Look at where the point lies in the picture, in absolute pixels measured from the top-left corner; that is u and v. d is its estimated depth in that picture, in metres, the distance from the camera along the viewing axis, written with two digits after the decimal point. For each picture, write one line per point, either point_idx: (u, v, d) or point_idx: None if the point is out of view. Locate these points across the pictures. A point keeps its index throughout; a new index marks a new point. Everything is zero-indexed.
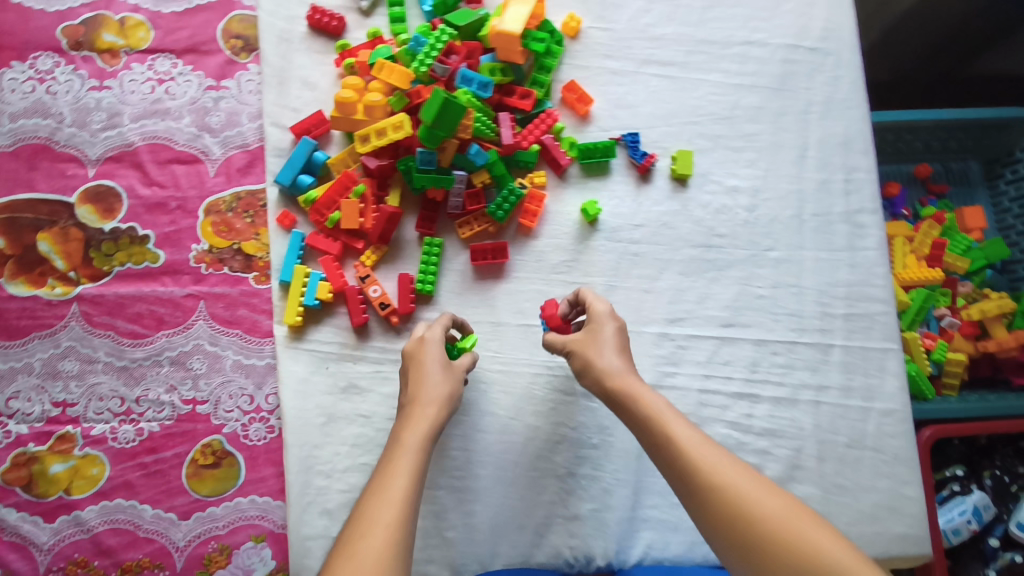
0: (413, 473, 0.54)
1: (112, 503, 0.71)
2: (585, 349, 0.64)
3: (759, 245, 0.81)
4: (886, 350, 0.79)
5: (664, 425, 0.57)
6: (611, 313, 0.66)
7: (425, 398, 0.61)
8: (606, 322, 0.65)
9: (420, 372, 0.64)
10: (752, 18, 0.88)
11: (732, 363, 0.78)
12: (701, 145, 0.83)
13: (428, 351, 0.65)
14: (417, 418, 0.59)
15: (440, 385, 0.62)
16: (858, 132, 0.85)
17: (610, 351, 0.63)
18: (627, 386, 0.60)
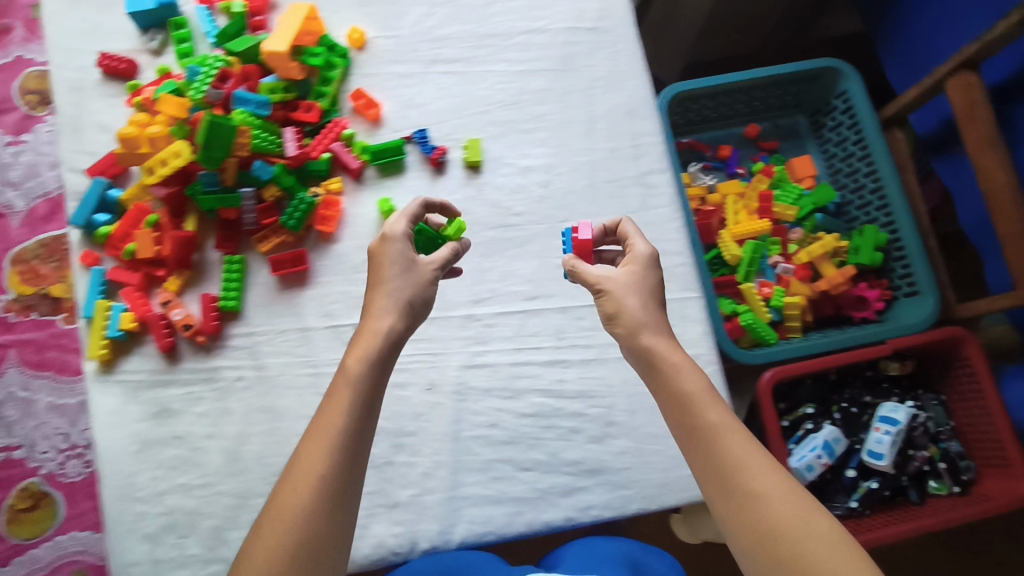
0: (353, 404, 0.57)
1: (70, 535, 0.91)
2: (621, 298, 0.60)
3: (555, 218, 0.83)
4: (684, 299, 0.82)
5: (700, 408, 0.56)
6: (651, 259, 0.64)
7: (381, 308, 0.61)
8: (647, 271, 0.63)
9: (379, 279, 0.63)
10: (532, 8, 0.90)
11: (540, 333, 0.80)
12: (491, 133, 0.85)
13: (390, 251, 0.63)
14: (369, 332, 0.60)
15: (387, 298, 0.62)
16: (642, 99, 0.88)
17: (650, 306, 0.61)
18: (668, 358, 0.58)
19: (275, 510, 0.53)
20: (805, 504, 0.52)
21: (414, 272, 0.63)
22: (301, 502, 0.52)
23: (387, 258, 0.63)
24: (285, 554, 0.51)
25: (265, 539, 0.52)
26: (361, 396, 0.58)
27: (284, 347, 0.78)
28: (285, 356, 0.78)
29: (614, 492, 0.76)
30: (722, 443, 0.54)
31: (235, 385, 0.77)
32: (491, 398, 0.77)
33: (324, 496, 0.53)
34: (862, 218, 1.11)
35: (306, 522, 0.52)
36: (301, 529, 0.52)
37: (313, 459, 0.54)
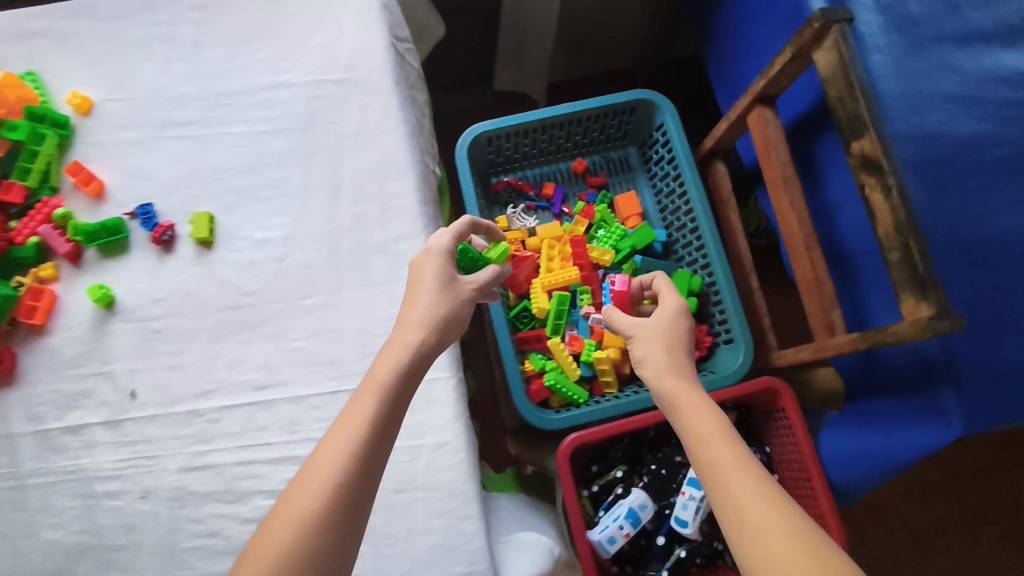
0: (378, 416, 0.58)
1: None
2: (644, 341, 0.70)
3: (293, 294, 0.76)
4: (433, 380, 0.74)
5: (711, 443, 0.58)
6: (682, 310, 0.73)
7: (414, 322, 0.64)
8: (676, 317, 0.71)
9: (417, 297, 0.66)
10: (278, 59, 0.82)
11: (271, 427, 0.73)
12: (226, 203, 0.78)
13: (429, 266, 0.68)
14: (397, 346, 0.62)
15: (426, 316, 0.65)
16: (395, 156, 0.80)
17: (675, 346, 0.68)
18: (684, 394, 0.63)
19: (286, 508, 0.53)
20: (815, 535, 0.50)
21: (452, 288, 0.67)
22: (313, 501, 0.53)
23: (425, 274, 0.67)
24: (294, 551, 0.51)
25: (269, 536, 0.52)
26: (390, 424, 0.59)
27: None
28: None
29: None
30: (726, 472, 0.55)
31: None
32: (213, 502, 0.70)
33: (343, 497, 0.53)
34: (686, 257, 1.05)
35: (315, 521, 0.52)
36: (309, 527, 0.52)
37: (325, 465, 0.54)
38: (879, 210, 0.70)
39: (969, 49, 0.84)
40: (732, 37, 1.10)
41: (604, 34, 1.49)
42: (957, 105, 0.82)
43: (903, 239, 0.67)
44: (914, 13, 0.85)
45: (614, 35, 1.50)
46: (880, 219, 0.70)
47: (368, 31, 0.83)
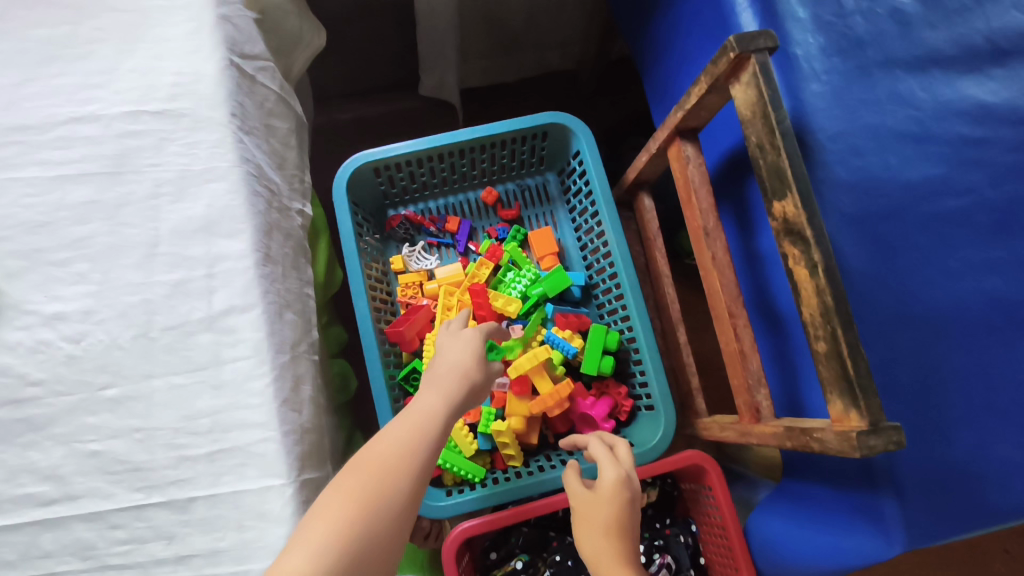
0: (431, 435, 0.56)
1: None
2: (598, 534, 0.62)
3: (92, 384, 0.62)
4: (265, 490, 0.60)
5: None
6: (625, 475, 0.66)
7: (458, 369, 0.62)
8: (620, 492, 0.64)
9: (455, 350, 0.65)
10: (84, 86, 0.69)
11: (59, 553, 0.59)
12: (11, 268, 0.64)
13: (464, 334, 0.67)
14: (445, 383, 0.61)
15: (475, 359, 0.64)
16: (226, 208, 0.67)
17: (623, 535, 0.62)
18: None
19: (348, 485, 0.50)
20: None
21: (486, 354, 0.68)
22: (380, 483, 0.50)
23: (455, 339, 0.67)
24: (353, 534, 0.47)
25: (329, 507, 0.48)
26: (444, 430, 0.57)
27: None
28: None
29: None
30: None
31: None
32: None
33: (405, 489, 0.51)
34: (607, 304, 0.92)
35: (378, 500, 0.49)
36: (370, 511, 0.48)
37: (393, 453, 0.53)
38: (804, 289, 0.58)
39: (923, 76, 0.70)
40: (663, 42, 0.93)
41: (537, 30, 1.31)
42: (907, 144, 0.69)
43: (829, 327, 0.55)
44: (860, 32, 0.71)
45: (547, 30, 1.32)
46: (805, 299, 0.58)
47: (199, 51, 0.71)
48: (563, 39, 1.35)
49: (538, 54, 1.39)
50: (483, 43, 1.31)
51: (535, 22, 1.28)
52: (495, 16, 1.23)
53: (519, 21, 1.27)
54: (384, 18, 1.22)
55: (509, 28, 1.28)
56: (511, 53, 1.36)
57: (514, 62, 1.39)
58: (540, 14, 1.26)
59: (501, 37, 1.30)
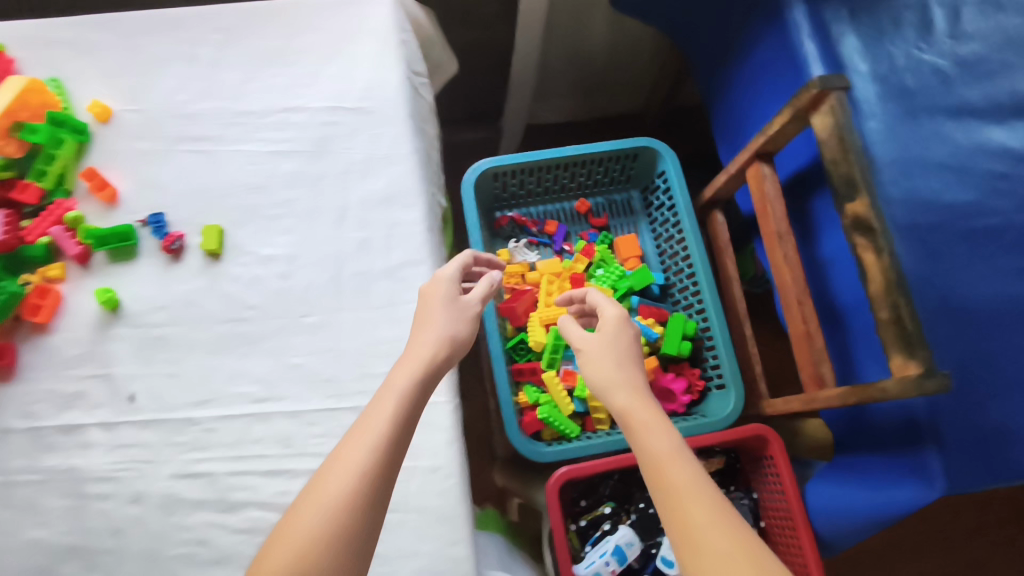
0: (398, 420, 0.57)
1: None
2: (608, 363, 0.66)
3: (296, 311, 0.78)
4: (431, 405, 0.77)
5: (653, 437, 0.59)
6: (624, 318, 0.73)
7: (430, 339, 0.65)
8: (621, 331, 0.70)
9: (428, 317, 0.68)
10: (294, 86, 0.86)
11: (265, 440, 0.74)
12: (235, 218, 0.81)
13: (438, 290, 0.71)
14: (414, 355, 0.63)
15: (447, 324, 0.67)
16: (404, 185, 0.84)
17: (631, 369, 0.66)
18: (668, 454, 0.57)
19: (311, 502, 0.51)
20: (728, 519, 0.52)
21: (455, 308, 0.70)
22: (338, 495, 0.52)
23: (434, 298, 0.70)
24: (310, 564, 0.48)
25: (292, 528, 0.50)
26: (410, 407, 0.59)
27: None
28: None
29: None
30: (729, 540, 0.50)
31: None
32: (203, 511, 0.71)
33: (367, 494, 0.52)
34: (683, 301, 1.08)
35: (336, 526, 0.50)
36: (329, 525, 0.50)
37: (353, 458, 0.54)
38: (871, 270, 0.73)
39: (961, 121, 0.87)
40: (738, 87, 1.11)
41: (613, 74, 1.51)
42: (948, 174, 0.85)
43: (892, 299, 0.70)
44: (908, 84, 0.89)
45: (623, 75, 1.52)
46: (871, 278, 0.73)
47: (386, 65, 0.89)
48: (633, 87, 1.56)
49: (610, 100, 1.60)
50: (566, 83, 1.52)
51: (610, 72, 1.50)
52: (579, 60, 1.45)
53: (597, 70, 1.49)
54: (487, 54, 1.43)
55: (590, 71, 1.49)
56: (588, 95, 1.57)
57: (588, 106, 1.61)
58: (618, 61, 1.47)
59: (579, 82, 1.52)
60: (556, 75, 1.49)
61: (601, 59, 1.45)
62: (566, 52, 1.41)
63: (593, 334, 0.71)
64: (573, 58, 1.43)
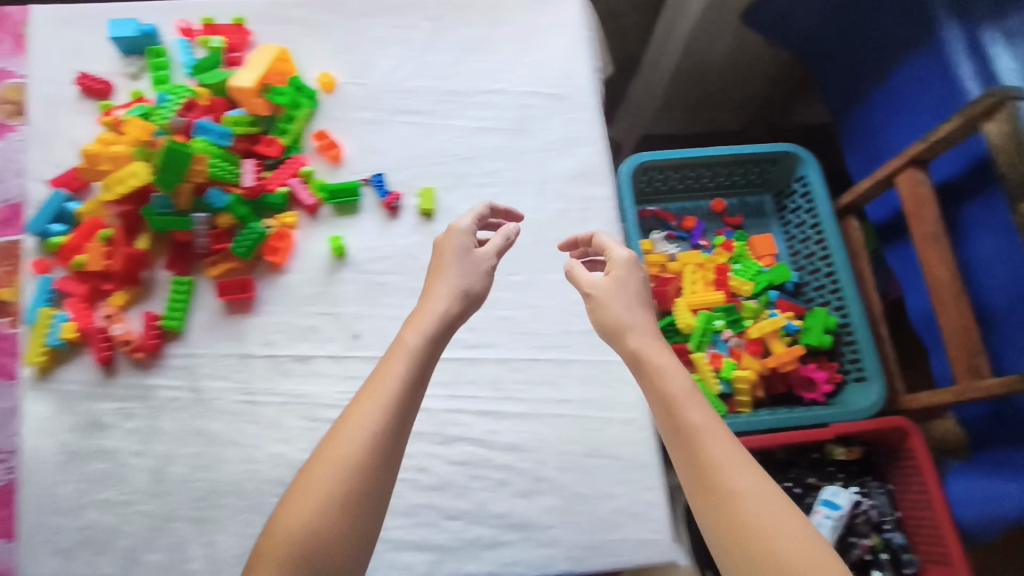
0: (406, 380, 0.59)
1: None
2: (618, 312, 0.65)
3: (503, 270, 0.86)
4: (623, 362, 0.84)
5: (671, 388, 0.60)
6: (634, 260, 0.70)
7: (440, 295, 0.65)
8: (632, 275, 0.69)
9: (442, 269, 0.67)
10: (495, 70, 0.94)
11: (476, 382, 0.82)
12: (447, 183, 0.89)
13: (452, 243, 0.69)
14: (426, 312, 0.63)
15: (459, 277, 0.66)
16: (595, 164, 0.92)
17: (643, 319, 0.65)
18: (684, 406, 0.58)
19: (325, 465, 0.54)
20: (745, 471, 0.55)
21: (470, 260, 0.68)
22: (347, 461, 0.54)
23: (449, 247, 0.69)
24: (322, 522, 0.52)
25: (312, 486, 0.54)
26: (423, 365, 0.60)
27: (223, 371, 0.80)
28: (224, 380, 0.79)
29: (539, 550, 0.76)
30: (735, 486, 0.54)
31: (169, 404, 0.78)
32: (422, 441, 0.79)
33: (376, 457, 0.55)
34: (819, 299, 1.13)
35: (346, 489, 0.53)
36: (336, 489, 0.53)
37: (360, 420, 0.56)
38: None
39: None
40: (873, 104, 1.19)
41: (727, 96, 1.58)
42: None
43: None
44: None
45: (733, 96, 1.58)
46: None
47: (578, 57, 0.96)
48: (741, 109, 1.63)
49: (713, 118, 1.65)
50: (686, 96, 1.56)
51: (728, 91, 1.56)
52: (700, 83, 1.50)
53: (719, 87, 1.54)
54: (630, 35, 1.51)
55: (706, 89, 1.54)
56: (698, 110, 1.62)
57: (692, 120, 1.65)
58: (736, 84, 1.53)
59: (697, 97, 1.57)
60: (680, 89, 1.52)
61: (726, 77, 1.51)
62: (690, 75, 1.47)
63: (603, 279, 0.69)
64: (703, 74, 1.48)
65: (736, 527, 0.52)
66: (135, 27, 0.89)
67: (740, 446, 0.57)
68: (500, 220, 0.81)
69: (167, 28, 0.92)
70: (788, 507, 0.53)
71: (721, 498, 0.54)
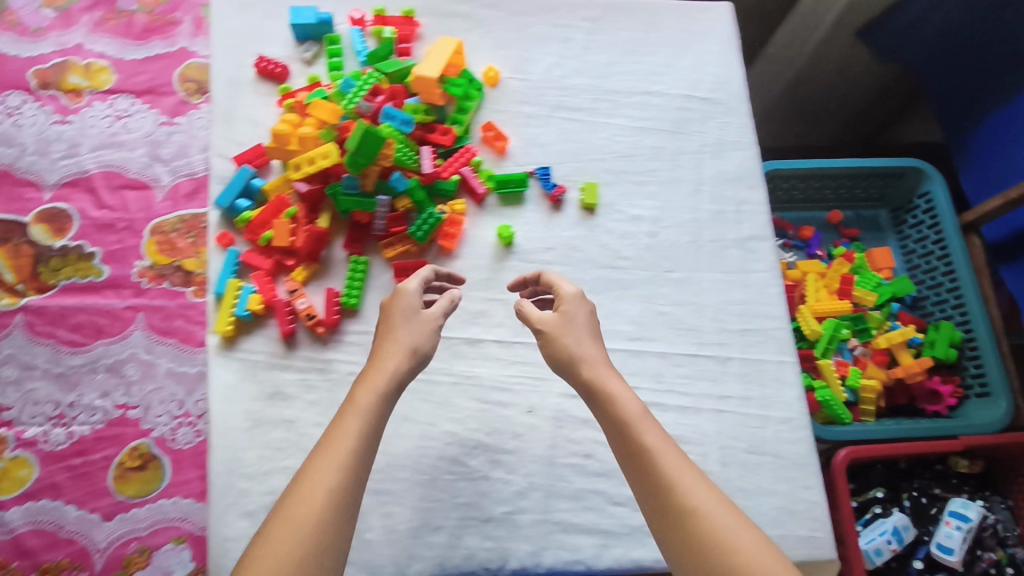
0: (360, 436, 0.56)
1: (38, 503, 0.73)
2: (569, 344, 0.66)
3: (661, 267, 0.88)
4: (781, 363, 0.85)
5: (635, 427, 0.59)
6: (582, 294, 0.70)
7: (392, 352, 0.63)
8: (578, 308, 0.68)
9: (392, 322, 0.65)
10: (652, 73, 0.98)
11: (639, 373, 0.84)
12: (606, 179, 0.91)
13: (402, 302, 0.67)
14: (377, 371, 0.61)
15: (410, 335, 0.64)
16: (749, 168, 0.94)
17: (597, 355, 0.65)
18: (646, 444, 0.58)
19: (282, 525, 0.50)
20: (718, 506, 0.54)
21: (419, 320, 0.66)
22: (309, 522, 0.50)
23: (398, 302, 0.67)
24: None
25: (270, 546, 0.49)
26: (378, 421, 0.58)
27: None
28: None
29: None
30: (695, 505, 0.54)
31: (346, 378, 0.80)
32: (588, 429, 0.81)
33: (334, 521, 0.51)
34: (939, 313, 1.14)
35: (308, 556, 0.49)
36: (302, 552, 0.49)
37: (321, 472, 0.53)
38: None
39: None
40: (997, 132, 1.11)
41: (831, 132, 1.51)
42: None
43: None
44: None
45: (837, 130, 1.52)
46: None
47: (730, 64, 0.99)
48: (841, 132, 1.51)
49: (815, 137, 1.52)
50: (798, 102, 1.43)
51: (839, 106, 1.44)
52: (806, 110, 1.45)
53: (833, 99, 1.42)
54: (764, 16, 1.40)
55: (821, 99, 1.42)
56: (802, 121, 1.48)
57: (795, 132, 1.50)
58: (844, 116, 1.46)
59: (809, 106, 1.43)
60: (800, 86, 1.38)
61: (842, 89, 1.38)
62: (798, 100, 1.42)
63: (551, 313, 0.68)
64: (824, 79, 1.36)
65: (698, 546, 0.52)
66: (315, 15, 0.92)
67: (712, 483, 0.56)
68: (443, 283, 0.78)
69: (341, 19, 0.95)
70: (763, 538, 0.53)
71: (678, 520, 0.54)
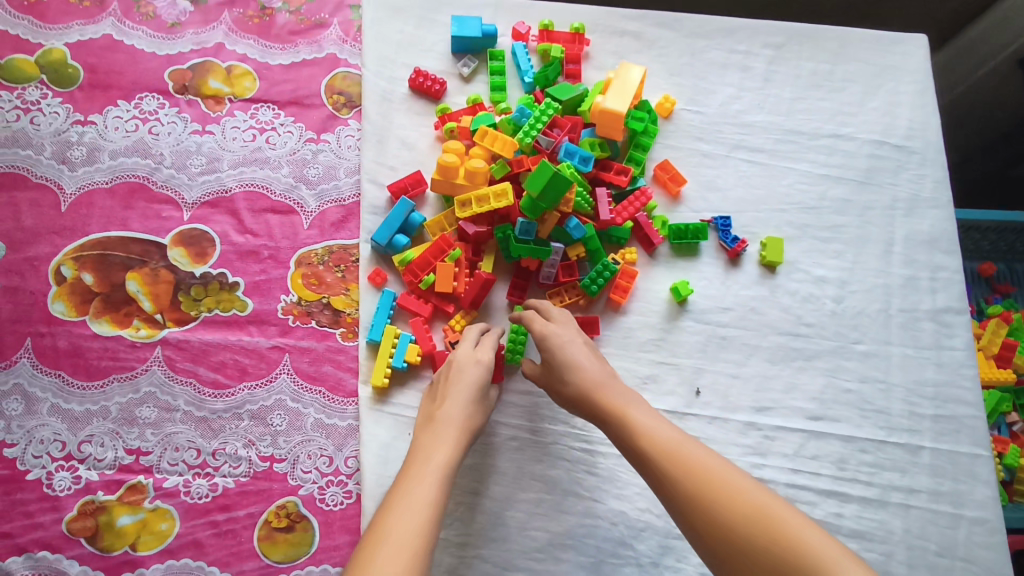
0: (434, 497, 0.56)
1: (179, 562, 0.67)
2: (558, 369, 0.67)
3: (847, 337, 0.80)
4: (975, 456, 0.78)
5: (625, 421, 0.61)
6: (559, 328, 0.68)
7: (450, 421, 0.63)
8: (560, 340, 0.67)
9: (449, 392, 0.66)
10: (840, 113, 0.88)
11: (820, 458, 0.76)
12: (789, 233, 0.83)
13: (463, 368, 0.67)
14: (440, 439, 0.62)
15: (464, 407, 0.65)
16: (944, 231, 0.85)
17: (582, 373, 0.66)
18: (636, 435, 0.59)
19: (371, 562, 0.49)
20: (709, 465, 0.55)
21: (480, 393, 0.67)
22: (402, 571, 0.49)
23: (463, 374, 0.67)
24: None
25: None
26: (450, 487, 0.58)
27: (560, 414, 0.75)
28: (562, 425, 0.75)
29: None
30: (691, 470, 0.55)
31: (506, 442, 0.74)
32: None
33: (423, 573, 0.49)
34: None
35: None
36: None
37: (402, 519, 0.53)
38: None
39: None
40: None
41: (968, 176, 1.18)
42: None
43: None
44: None
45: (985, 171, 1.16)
46: None
47: (926, 107, 0.89)
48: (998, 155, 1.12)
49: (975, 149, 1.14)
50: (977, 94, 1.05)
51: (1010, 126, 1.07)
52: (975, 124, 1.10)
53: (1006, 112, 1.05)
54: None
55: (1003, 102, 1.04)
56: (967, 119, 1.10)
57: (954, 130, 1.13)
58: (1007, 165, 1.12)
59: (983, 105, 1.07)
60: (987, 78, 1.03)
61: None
62: (966, 116, 1.08)
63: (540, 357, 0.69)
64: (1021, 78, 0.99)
65: (709, 505, 0.52)
66: (479, 26, 0.83)
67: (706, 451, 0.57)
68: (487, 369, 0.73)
69: (502, 30, 0.86)
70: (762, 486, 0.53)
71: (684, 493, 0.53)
